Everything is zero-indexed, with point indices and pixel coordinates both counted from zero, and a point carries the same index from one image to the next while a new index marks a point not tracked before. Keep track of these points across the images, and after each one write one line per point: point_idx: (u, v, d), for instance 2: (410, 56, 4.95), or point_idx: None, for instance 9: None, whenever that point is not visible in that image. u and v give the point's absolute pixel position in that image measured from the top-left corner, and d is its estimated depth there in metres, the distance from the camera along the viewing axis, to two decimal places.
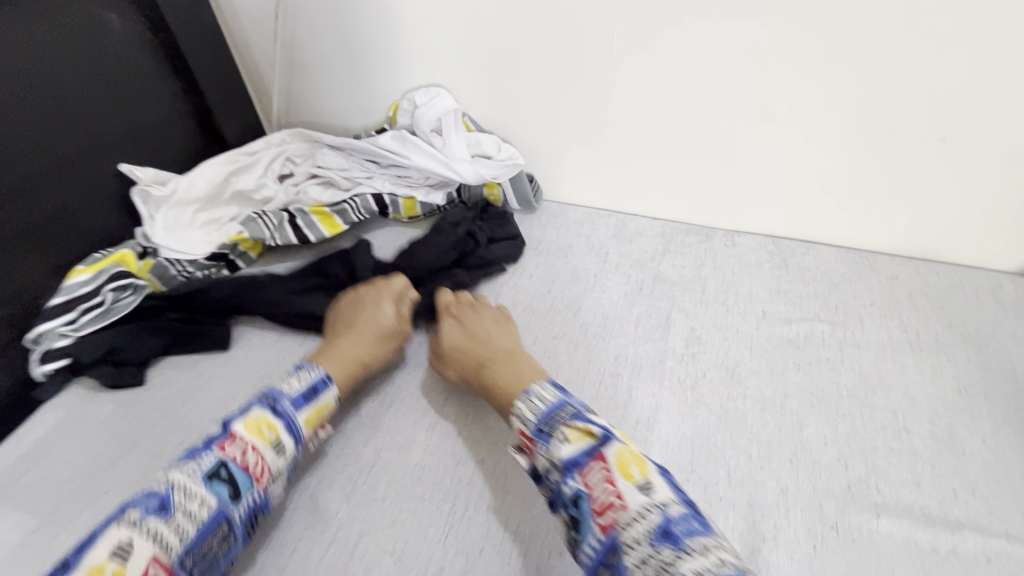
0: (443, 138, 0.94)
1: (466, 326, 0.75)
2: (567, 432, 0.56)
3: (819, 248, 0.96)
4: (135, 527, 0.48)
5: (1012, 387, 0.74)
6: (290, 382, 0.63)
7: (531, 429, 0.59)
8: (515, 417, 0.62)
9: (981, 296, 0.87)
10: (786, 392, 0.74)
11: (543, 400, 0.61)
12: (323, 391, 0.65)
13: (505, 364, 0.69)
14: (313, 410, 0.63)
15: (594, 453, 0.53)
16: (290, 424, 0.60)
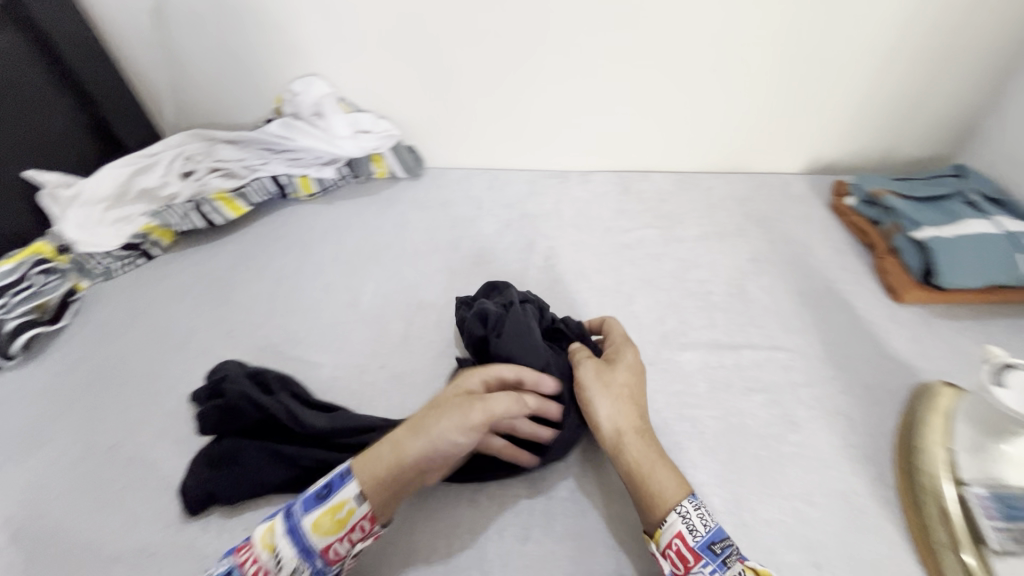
0: (325, 120, 1.08)
1: (613, 394, 0.65)
2: (746, 568, 0.51)
3: (655, 175, 1.17)
4: None
5: (791, 253, 0.97)
6: (319, 481, 0.57)
7: (698, 542, 0.53)
8: (672, 523, 0.55)
9: (774, 193, 1.10)
10: (622, 282, 0.93)
11: (705, 520, 0.55)
12: (339, 488, 0.55)
13: (653, 459, 0.61)
14: (326, 512, 0.54)
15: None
16: (296, 527, 0.54)
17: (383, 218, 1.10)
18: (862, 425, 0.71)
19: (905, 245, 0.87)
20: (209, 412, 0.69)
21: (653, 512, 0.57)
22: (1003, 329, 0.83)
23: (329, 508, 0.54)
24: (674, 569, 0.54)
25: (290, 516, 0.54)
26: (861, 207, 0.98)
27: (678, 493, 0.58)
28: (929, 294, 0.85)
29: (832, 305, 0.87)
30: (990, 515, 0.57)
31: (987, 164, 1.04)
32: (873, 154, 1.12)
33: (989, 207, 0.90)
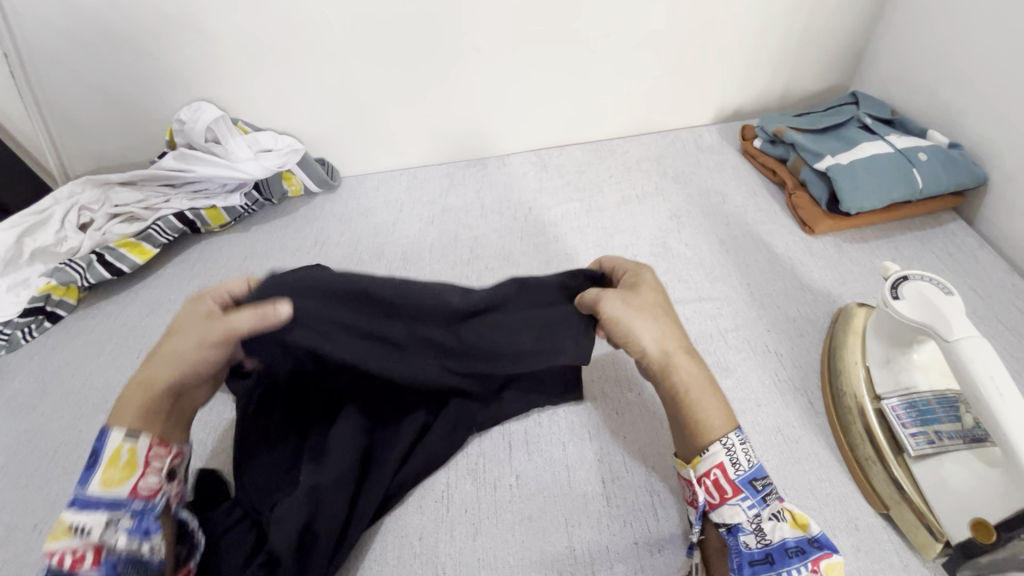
0: (223, 146, 1.04)
1: (660, 296, 0.64)
2: (787, 512, 0.55)
3: (571, 147, 1.16)
4: None
5: (710, 203, 0.98)
6: (72, 528, 0.51)
7: (741, 478, 0.56)
8: (725, 443, 0.57)
9: (688, 147, 1.11)
10: (548, 261, 0.93)
11: (754, 457, 0.57)
12: (104, 444, 0.55)
13: (692, 365, 0.61)
14: (108, 463, 0.54)
15: (812, 549, 0.52)
16: (95, 461, 0.54)
17: (301, 237, 1.06)
18: (789, 358, 0.73)
19: (812, 178, 0.89)
20: None
21: (706, 430, 0.58)
22: (910, 243, 0.86)
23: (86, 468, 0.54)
24: (707, 499, 0.57)
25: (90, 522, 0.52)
26: (768, 147, 1.00)
27: (733, 421, 0.58)
28: (838, 223, 0.87)
29: (752, 247, 0.88)
30: (905, 423, 0.59)
31: (879, 87, 1.07)
32: (775, 93, 1.14)
33: (881, 128, 0.93)
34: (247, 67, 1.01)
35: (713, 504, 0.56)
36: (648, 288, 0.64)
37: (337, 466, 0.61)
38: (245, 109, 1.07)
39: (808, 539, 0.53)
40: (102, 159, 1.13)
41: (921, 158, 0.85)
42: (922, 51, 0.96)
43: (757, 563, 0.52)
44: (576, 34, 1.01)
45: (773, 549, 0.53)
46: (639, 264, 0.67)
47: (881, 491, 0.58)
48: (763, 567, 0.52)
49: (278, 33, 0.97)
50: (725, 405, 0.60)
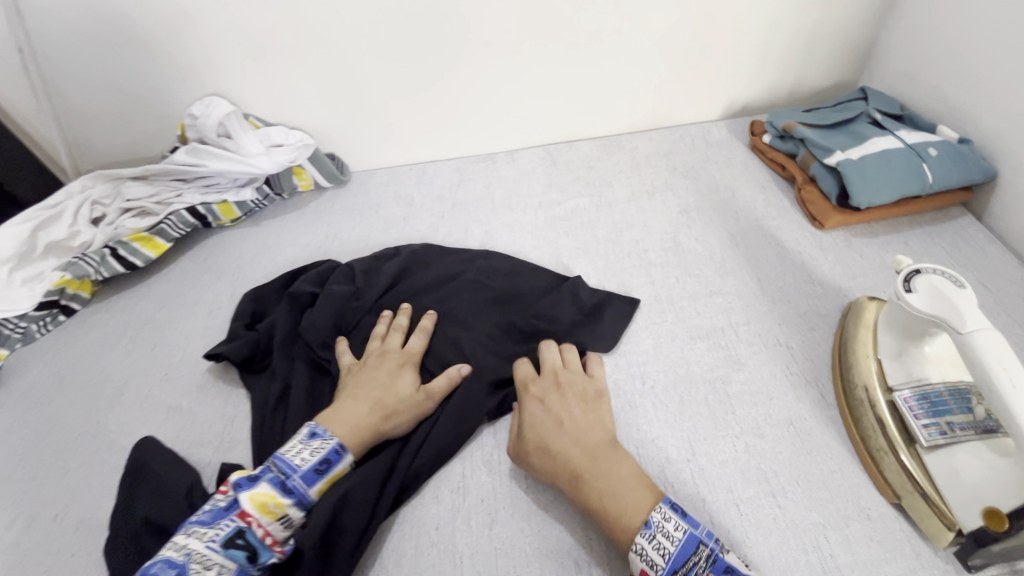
0: (234, 140, 1.04)
1: (558, 414, 0.65)
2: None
3: (580, 143, 1.17)
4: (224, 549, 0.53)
5: (719, 198, 0.98)
6: (201, 569, 0.52)
7: (663, 572, 0.52)
8: (635, 553, 0.54)
9: (696, 143, 1.11)
10: (559, 255, 0.94)
11: (671, 536, 0.54)
12: (336, 461, 0.62)
13: (604, 472, 0.59)
14: (325, 483, 0.61)
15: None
16: (302, 498, 0.58)
17: (311, 232, 1.07)
18: (800, 352, 0.73)
19: (821, 172, 0.90)
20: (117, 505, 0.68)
21: (621, 536, 0.56)
22: (919, 238, 0.87)
23: (252, 506, 0.55)
24: None
25: (238, 564, 0.54)
26: (777, 143, 1.00)
27: (641, 519, 0.55)
28: (848, 218, 0.87)
29: (762, 242, 0.89)
30: (917, 414, 0.60)
31: (889, 83, 1.07)
32: (784, 89, 1.14)
33: (890, 123, 0.93)
34: (258, 62, 1.01)
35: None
36: (539, 413, 0.66)
37: (365, 466, 0.63)
38: (256, 103, 1.07)
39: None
40: (114, 154, 1.14)
41: (931, 153, 0.85)
42: (931, 46, 0.96)
43: None
44: (586, 29, 1.01)
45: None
46: (527, 381, 0.70)
47: (893, 481, 0.59)
48: None
49: (290, 28, 0.97)
50: (644, 496, 0.57)
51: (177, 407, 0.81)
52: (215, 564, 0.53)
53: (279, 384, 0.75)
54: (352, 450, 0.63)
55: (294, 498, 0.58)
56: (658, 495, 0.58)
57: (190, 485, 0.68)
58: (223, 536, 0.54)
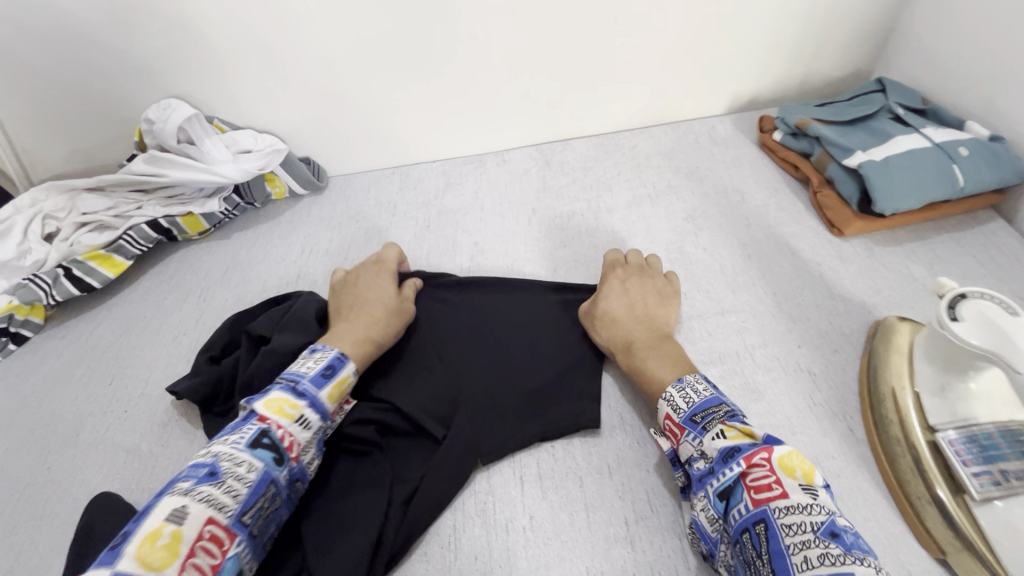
0: (197, 146, 0.95)
1: (634, 295, 0.72)
2: (725, 429, 0.53)
3: (575, 142, 1.09)
4: (189, 493, 0.47)
5: (728, 202, 0.91)
6: (232, 466, 0.50)
7: (681, 416, 0.57)
8: (663, 401, 0.60)
9: (700, 141, 1.03)
10: (556, 268, 0.86)
11: (698, 393, 0.59)
12: (340, 366, 0.63)
13: (651, 345, 0.66)
14: (334, 385, 0.61)
15: (748, 451, 0.51)
16: (315, 399, 0.59)
17: (287, 245, 0.98)
18: (824, 378, 0.67)
19: (839, 174, 0.82)
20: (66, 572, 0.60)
21: (654, 396, 0.62)
22: (947, 244, 0.80)
23: (270, 408, 0.55)
24: (671, 445, 0.59)
25: (266, 463, 0.52)
26: (789, 141, 0.92)
27: (672, 376, 0.62)
28: (870, 224, 0.80)
29: (776, 252, 0.82)
30: (965, 459, 0.54)
31: (906, 72, 0.99)
32: (793, 81, 1.06)
33: (914, 118, 0.85)
34: (220, 58, 0.92)
35: (676, 446, 0.58)
36: (615, 293, 0.73)
37: (350, 543, 0.56)
38: (221, 105, 0.98)
39: (754, 442, 0.52)
40: (68, 163, 1.04)
41: (963, 153, 0.78)
42: (955, 31, 0.88)
43: (704, 479, 0.52)
44: (581, 17, 0.92)
45: (714, 462, 0.52)
46: (619, 263, 0.77)
47: (937, 534, 0.52)
48: (709, 481, 0.52)
49: (254, 23, 0.88)
50: (677, 367, 0.64)
51: (137, 448, 0.73)
52: (245, 462, 0.51)
53: None
54: (352, 359, 0.65)
55: (308, 404, 0.58)
56: (693, 370, 0.63)
57: None
58: (249, 438, 0.53)
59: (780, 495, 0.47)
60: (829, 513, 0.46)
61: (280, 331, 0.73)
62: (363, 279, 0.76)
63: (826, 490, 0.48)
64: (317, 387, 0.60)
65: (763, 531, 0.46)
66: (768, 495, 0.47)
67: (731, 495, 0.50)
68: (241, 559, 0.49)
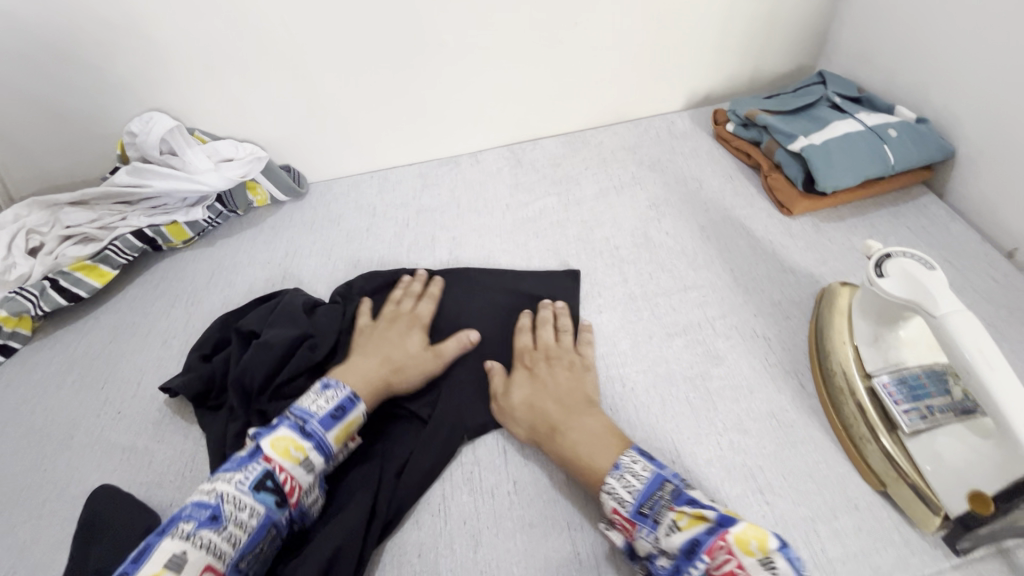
0: (180, 157, 0.98)
1: (565, 373, 0.69)
2: (676, 518, 0.52)
3: (544, 141, 1.15)
4: (190, 538, 0.51)
5: (688, 190, 0.97)
6: (235, 511, 0.54)
7: (629, 510, 0.55)
8: (606, 494, 0.57)
9: (661, 135, 1.10)
10: (530, 258, 0.91)
11: (637, 475, 0.57)
12: (350, 408, 0.64)
13: (574, 423, 0.63)
14: (341, 427, 0.63)
15: (705, 542, 0.49)
16: (320, 442, 0.61)
17: (270, 249, 1.02)
18: (777, 342, 0.73)
19: (785, 159, 0.90)
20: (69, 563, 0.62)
21: (595, 487, 0.59)
22: (885, 218, 0.87)
23: (274, 451, 0.58)
24: (625, 539, 0.56)
25: (266, 508, 0.56)
26: (740, 131, 0.99)
27: (611, 462, 0.59)
28: (814, 203, 0.87)
29: (732, 232, 0.88)
30: (896, 400, 0.60)
31: (845, 65, 1.08)
32: (743, 77, 1.14)
33: (850, 106, 0.93)
34: (200, 71, 0.95)
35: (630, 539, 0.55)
36: (546, 373, 0.69)
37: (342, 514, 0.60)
38: (201, 117, 1.01)
39: (709, 526, 0.50)
40: (49, 178, 1.06)
41: (892, 134, 0.85)
42: (884, 26, 0.97)
43: None
44: (543, 23, 0.98)
45: (679, 561, 0.50)
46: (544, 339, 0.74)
47: (876, 468, 0.58)
48: None
49: (232, 37, 0.92)
50: (615, 446, 0.60)
51: (133, 445, 0.75)
52: (248, 506, 0.55)
53: (237, 423, 0.70)
54: (363, 400, 0.66)
55: (313, 448, 0.60)
56: (626, 445, 0.61)
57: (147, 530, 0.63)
58: (253, 479, 0.56)
59: None
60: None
61: (271, 326, 0.78)
62: (383, 323, 0.78)
63: (784, 558, 0.47)
64: (323, 430, 0.62)
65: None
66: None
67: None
68: None
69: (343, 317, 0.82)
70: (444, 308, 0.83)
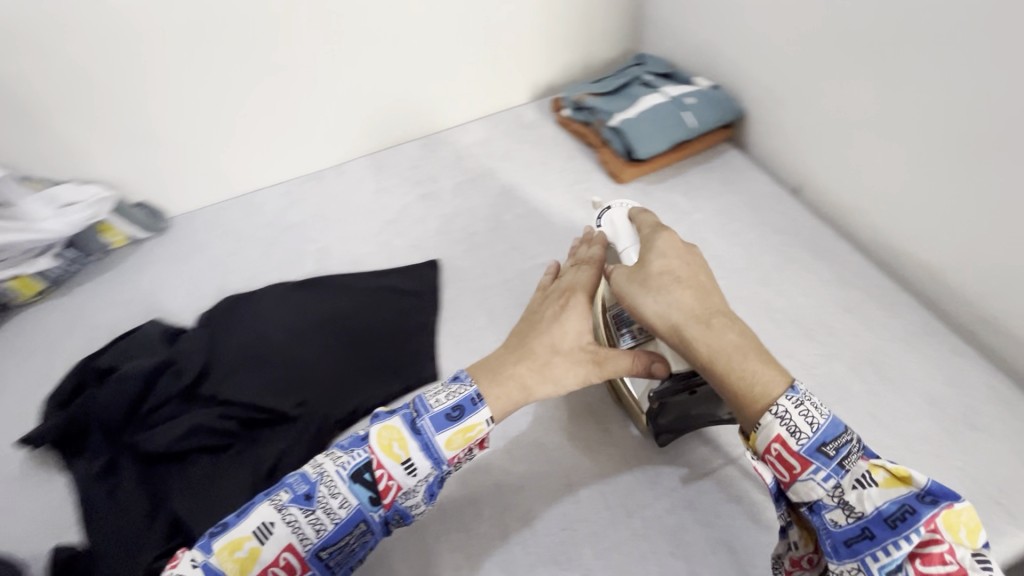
0: (17, 208, 0.94)
1: (568, 324, 0.65)
2: (875, 474, 0.49)
3: (403, 146, 1.19)
4: (282, 510, 0.54)
5: (534, 174, 1.06)
6: (326, 496, 0.54)
7: (807, 449, 0.51)
8: (773, 418, 0.52)
9: (510, 127, 1.19)
10: (394, 257, 0.96)
11: (817, 416, 0.51)
12: (472, 412, 0.59)
13: (709, 334, 0.57)
14: (456, 430, 0.58)
15: (927, 517, 0.46)
16: (428, 443, 0.57)
17: (131, 287, 0.99)
18: None
19: (610, 135, 1.00)
20: None
21: (739, 403, 0.54)
22: (699, 174, 1.00)
23: (379, 443, 0.56)
24: (777, 477, 0.53)
25: (359, 502, 0.55)
26: (574, 115, 1.10)
27: (783, 386, 0.53)
28: (638, 169, 0.98)
29: (572, 207, 0.98)
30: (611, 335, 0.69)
31: (658, 47, 1.21)
32: (576, 67, 1.25)
33: (658, 81, 1.05)
34: (22, 115, 0.92)
35: (785, 481, 0.52)
36: (538, 331, 0.65)
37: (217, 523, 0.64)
38: (32, 162, 0.97)
39: (919, 493, 0.48)
40: None
41: (689, 103, 0.97)
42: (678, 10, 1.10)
43: (855, 544, 0.49)
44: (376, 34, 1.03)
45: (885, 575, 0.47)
46: (655, 229, 0.69)
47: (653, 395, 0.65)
48: (863, 547, 0.48)
49: (53, 77, 0.90)
50: (769, 370, 0.55)
51: None
52: (340, 495, 0.55)
53: (101, 459, 0.71)
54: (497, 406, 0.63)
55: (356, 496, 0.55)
56: (789, 375, 0.55)
57: None
58: (352, 466, 0.55)
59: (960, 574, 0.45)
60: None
61: (129, 361, 0.78)
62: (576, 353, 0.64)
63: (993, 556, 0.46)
64: (438, 442, 0.57)
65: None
66: (944, 570, 0.46)
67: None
68: None
69: (207, 337, 0.83)
70: (308, 315, 0.86)
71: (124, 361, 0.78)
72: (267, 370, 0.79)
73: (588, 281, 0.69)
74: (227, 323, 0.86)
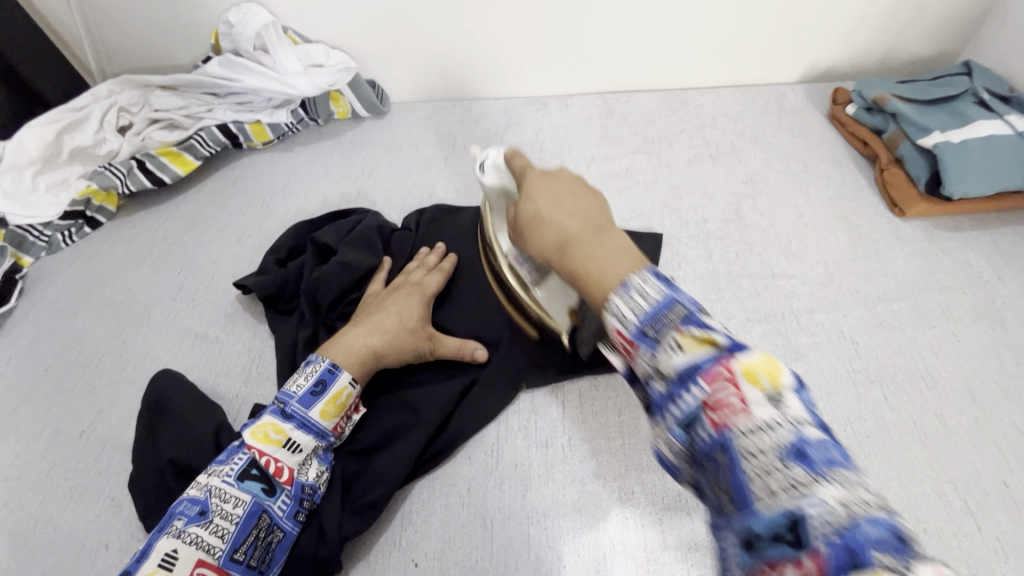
0: (271, 56, 0.96)
1: (395, 305, 0.68)
2: (680, 336, 0.34)
3: (640, 95, 1.07)
4: (180, 535, 0.49)
5: (790, 172, 0.90)
6: (220, 504, 0.52)
7: (629, 331, 0.37)
8: (607, 316, 0.39)
9: (770, 107, 1.01)
10: (611, 216, 0.87)
11: (646, 295, 0.37)
12: (331, 381, 0.60)
13: (592, 239, 0.44)
14: (328, 401, 0.59)
15: (707, 366, 0.32)
16: (304, 420, 0.58)
17: (347, 163, 1.00)
18: (865, 349, 0.69)
19: (911, 154, 0.81)
20: (140, 432, 0.65)
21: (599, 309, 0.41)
22: (1010, 237, 0.79)
23: (255, 436, 0.56)
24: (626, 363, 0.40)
25: (253, 496, 0.54)
26: (862, 115, 0.90)
27: (620, 279, 0.39)
28: (933, 207, 0.80)
29: (833, 225, 0.82)
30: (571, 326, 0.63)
31: (997, 59, 0.96)
32: (875, 55, 1.02)
33: (999, 104, 0.83)
34: None
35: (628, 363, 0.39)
36: (379, 307, 0.68)
37: (404, 442, 0.62)
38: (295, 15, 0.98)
39: (718, 369, 0.32)
40: (143, 58, 1.06)
41: None
42: None
43: (664, 404, 0.34)
44: None
45: (671, 409, 0.34)
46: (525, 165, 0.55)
47: None
48: (671, 431, 0.34)
49: None
50: (628, 264, 0.41)
51: (207, 333, 0.78)
52: (233, 497, 0.53)
53: (307, 330, 0.72)
54: (567, 224, 0.46)
55: (299, 428, 0.57)
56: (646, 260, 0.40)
57: (217, 421, 0.65)
58: (238, 469, 0.55)
59: (744, 413, 0.30)
60: (797, 424, 0.30)
61: (347, 245, 0.78)
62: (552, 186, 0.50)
63: (798, 395, 0.31)
64: (313, 404, 0.58)
65: (834, 536, 0.26)
66: (736, 415, 0.30)
67: (799, 530, 0.27)
68: (282, 554, 0.54)
69: (415, 245, 0.82)
70: None
71: (342, 245, 0.78)
72: (471, 297, 0.75)
73: (437, 280, 0.73)
74: (436, 236, 0.83)
